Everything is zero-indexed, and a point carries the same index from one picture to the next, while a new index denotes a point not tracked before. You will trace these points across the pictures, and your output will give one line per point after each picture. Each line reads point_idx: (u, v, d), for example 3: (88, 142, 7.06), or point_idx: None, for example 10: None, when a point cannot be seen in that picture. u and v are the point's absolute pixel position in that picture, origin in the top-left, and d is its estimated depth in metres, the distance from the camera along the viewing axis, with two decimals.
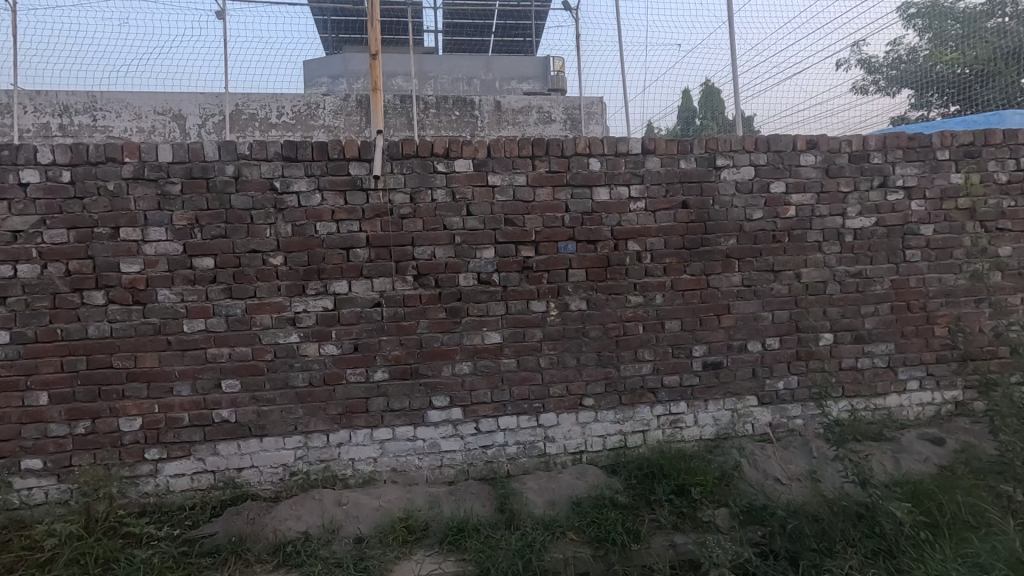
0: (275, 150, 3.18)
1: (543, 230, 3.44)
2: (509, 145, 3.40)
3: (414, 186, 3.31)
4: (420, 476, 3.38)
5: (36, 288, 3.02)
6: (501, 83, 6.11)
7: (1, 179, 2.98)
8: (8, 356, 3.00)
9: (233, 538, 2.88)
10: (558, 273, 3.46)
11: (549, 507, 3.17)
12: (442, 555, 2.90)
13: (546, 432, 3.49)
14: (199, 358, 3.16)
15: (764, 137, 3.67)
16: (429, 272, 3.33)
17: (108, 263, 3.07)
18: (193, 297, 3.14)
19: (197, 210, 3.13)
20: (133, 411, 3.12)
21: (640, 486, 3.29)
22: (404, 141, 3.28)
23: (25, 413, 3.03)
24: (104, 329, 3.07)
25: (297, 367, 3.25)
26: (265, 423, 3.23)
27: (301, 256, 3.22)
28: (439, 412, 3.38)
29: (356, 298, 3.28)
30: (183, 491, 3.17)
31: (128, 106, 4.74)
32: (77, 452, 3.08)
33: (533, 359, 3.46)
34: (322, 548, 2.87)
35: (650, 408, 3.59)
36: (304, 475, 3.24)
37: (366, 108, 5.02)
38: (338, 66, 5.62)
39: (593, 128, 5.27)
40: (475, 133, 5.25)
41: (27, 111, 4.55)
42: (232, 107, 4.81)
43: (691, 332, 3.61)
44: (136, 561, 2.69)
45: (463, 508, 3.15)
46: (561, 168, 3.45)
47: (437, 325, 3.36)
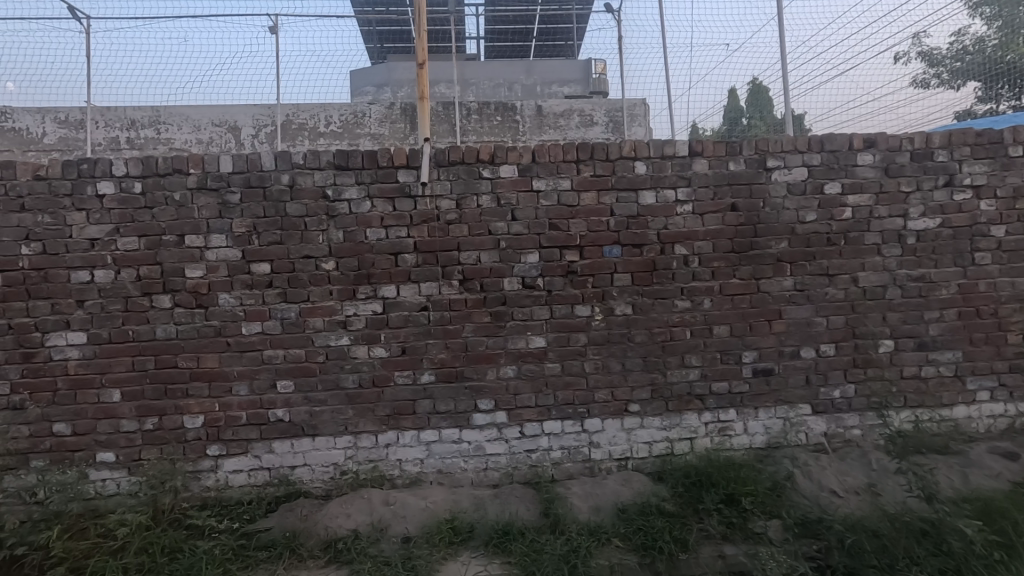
0: (328, 159, 3.30)
1: (588, 234, 3.43)
2: (554, 149, 3.40)
3: (459, 192, 3.37)
4: (465, 478, 3.42)
5: (110, 292, 3.23)
6: (542, 87, 6.15)
7: (80, 191, 3.20)
8: (85, 356, 3.22)
9: (287, 534, 2.99)
10: (603, 277, 3.44)
11: (594, 512, 3.15)
12: (488, 557, 2.91)
13: (591, 437, 3.47)
14: (257, 359, 3.30)
15: (818, 136, 3.55)
16: (475, 276, 3.38)
17: (174, 269, 3.25)
18: (251, 301, 3.29)
19: (255, 217, 3.28)
20: (196, 409, 3.28)
21: (687, 494, 3.22)
22: (451, 148, 3.34)
23: (100, 409, 3.24)
24: (170, 330, 3.25)
25: (347, 369, 3.34)
26: (317, 422, 3.34)
27: (352, 261, 3.32)
28: (484, 415, 3.41)
29: (403, 302, 3.35)
30: (241, 486, 3.31)
31: (188, 119, 5.03)
32: (146, 447, 3.27)
33: (578, 364, 3.45)
34: (371, 546, 2.93)
35: (698, 415, 3.52)
36: (353, 474, 3.34)
37: (411, 116, 5.20)
38: (383, 76, 5.75)
39: (634, 130, 5.23)
40: (517, 137, 5.30)
41: (99, 126, 4.92)
42: (283, 118, 5.02)
43: (740, 338, 3.52)
44: (199, 552, 2.83)
45: (508, 512, 3.16)
46: (606, 172, 3.44)
47: (482, 329, 3.39)
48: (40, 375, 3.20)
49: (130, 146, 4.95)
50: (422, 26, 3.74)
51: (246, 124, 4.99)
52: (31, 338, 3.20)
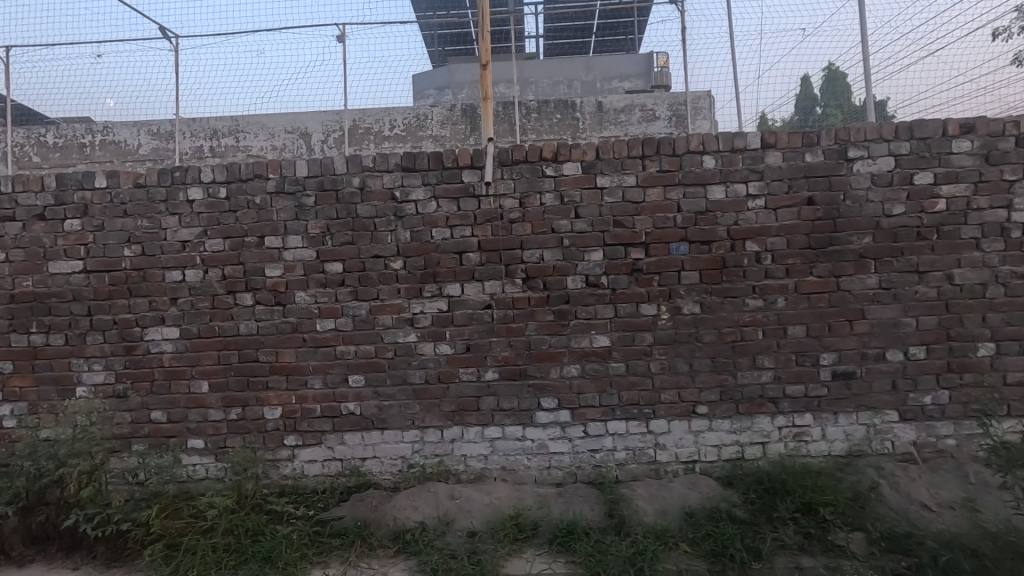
0: (395, 162, 3.41)
1: (654, 231, 3.35)
2: (619, 145, 3.36)
3: (523, 190, 3.39)
4: (529, 475, 3.43)
5: (199, 290, 3.47)
6: (602, 83, 6.04)
7: (174, 197, 3.47)
8: (178, 349, 3.48)
9: (359, 523, 3.10)
10: (670, 276, 3.36)
11: (660, 515, 3.07)
12: (552, 556, 2.91)
13: (657, 439, 3.40)
14: (330, 355, 3.46)
15: (906, 123, 3.31)
16: (538, 275, 3.38)
17: (255, 269, 3.45)
18: (325, 299, 3.44)
19: (328, 219, 3.43)
20: (275, 401, 3.48)
21: (760, 501, 3.08)
22: (514, 147, 3.37)
23: (190, 399, 3.49)
24: (252, 327, 3.46)
25: (414, 365, 3.44)
26: (386, 416, 3.45)
27: (418, 261, 3.41)
28: (548, 413, 3.41)
29: (468, 300, 3.41)
30: (316, 476, 3.47)
31: (264, 127, 5.30)
32: (231, 435, 3.50)
33: (643, 364, 3.38)
34: (437, 539, 2.99)
35: (771, 419, 3.37)
36: (420, 467, 3.42)
37: (471, 117, 5.24)
38: (444, 78, 5.83)
39: (700, 123, 5.04)
40: (577, 135, 5.23)
41: (186, 136, 5.29)
42: (350, 122, 5.19)
43: (818, 339, 3.34)
44: (279, 536, 2.98)
45: (572, 511, 3.14)
46: (672, 167, 3.35)
47: (545, 327, 3.40)
48: (140, 366, 3.49)
49: (212, 154, 5.29)
50: (485, 27, 3.78)
51: (316, 131, 5.20)
52: (132, 332, 3.49)
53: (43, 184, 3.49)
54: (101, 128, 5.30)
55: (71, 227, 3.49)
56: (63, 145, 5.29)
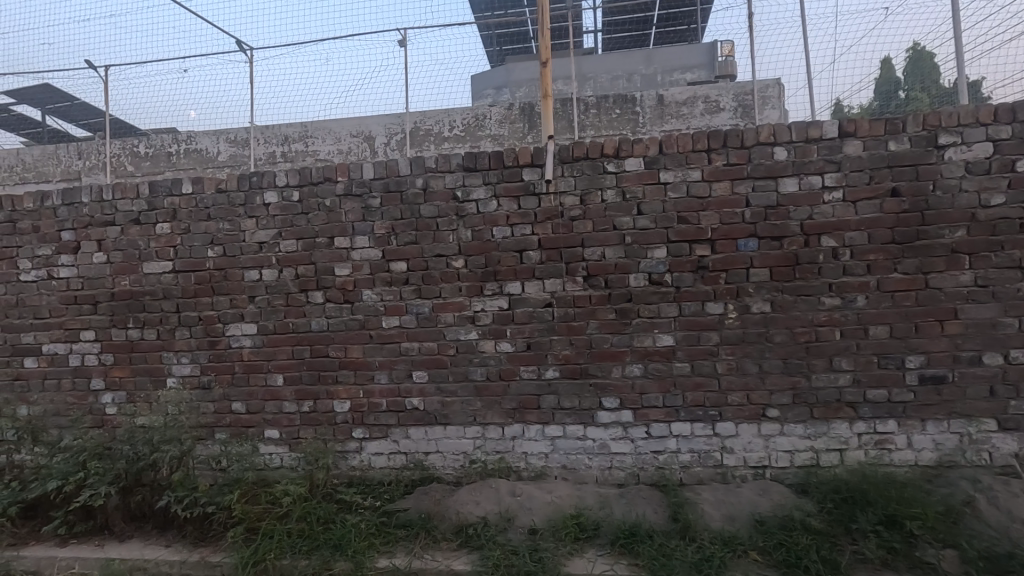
0: (457, 162, 3.46)
1: (720, 227, 3.24)
2: (683, 139, 3.27)
3: (584, 187, 3.36)
4: (590, 475, 3.41)
5: (274, 289, 3.66)
6: (662, 76, 5.84)
7: (252, 201, 3.68)
8: (256, 344, 3.69)
9: (423, 515, 3.17)
10: (738, 273, 3.23)
11: (728, 522, 2.96)
12: (614, 557, 2.86)
13: (724, 442, 3.28)
14: (395, 351, 3.56)
15: (1007, 105, 3.03)
16: (599, 273, 3.34)
17: (326, 268, 3.61)
18: (390, 297, 3.55)
19: (393, 219, 3.54)
20: (344, 395, 3.62)
21: (837, 511, 2.91)
22: (575, 144, 3.35)
23: (266, 391, 3.70)
24: (323, 324, 3.62)
25: (476, 363, 3.48)
26: (448, 412, 3.52)
27: (479, 259, 3.45)
28: (609, 413, 3.37)
29: (528, 298, 3.41)
30: (382, 468, 3.60)
31: (330, 132, 5.52)
32: (303, 426, 3.67)
33: (708, 365, 3.28)
34: (499, 534, 3.00)
35: (849, 425, 3.18)
36: (482, 463, 3.47)
37: (529, 115, 5.23)
38: (502, 78, 5.87)
39: (768, 113, 4.82)
40: (636, 130, 5.11)
41: (260, 143, 5.59)
42: (412, 125, 5.32)
43: (903, 340, 3.11)
44: (348, 525, 3.09)
45: (635, 512, 3.08)
46: (740, 160, 3.23)
47: (607, 326, 3.35)
48: (222, 360, 3.73)
49: (284, 159, 5.57)
50: (545, 25, 3.77)
51: (379, 134, 5.37)
52: (215, 328, 3.73)
53: (138, 192, 3.80)
54: (186, 138, 5.70)
55: (162, 230, 3.78)
56: (153, 155, 5.74)
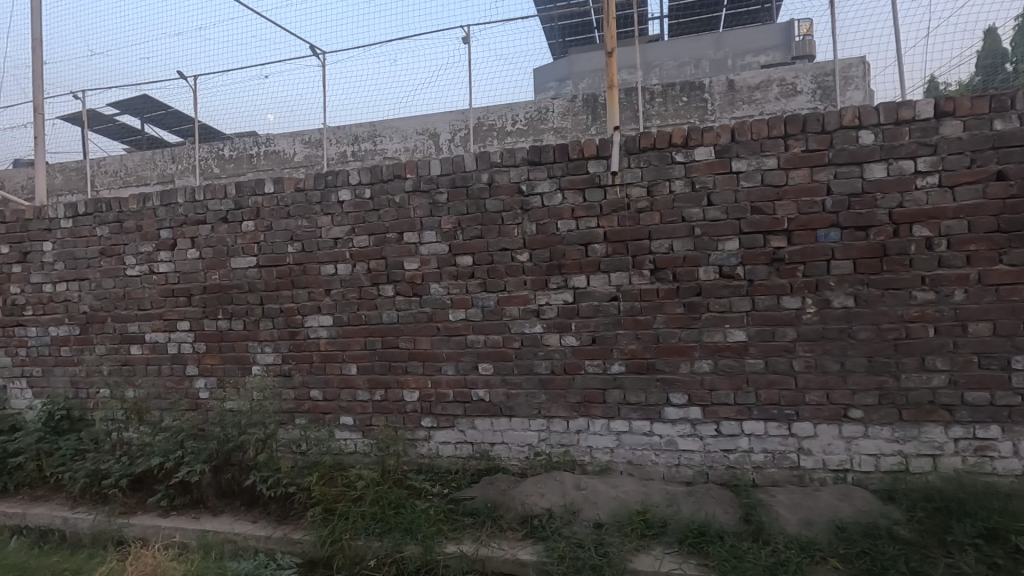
0: (522, 156, 3.49)
1: (798, 217, 3.08)
2: (758, 125, 3.13)
3: (651, 178, 3.29)
4: (656, 472, 3.35)
5: (348, 282, 3.84)
6: (734, 59, 5.57)
7: (328, 199, 3.86)
8: (331, 335, 3.89)
9: (489, 504, 3.23)
10: (817, 266, 3.06)
11: (805, 526, 2.82)
12: (682, 556, 2.79)
13: (800, 443, 3.13)
14: (461, 343, 3.64)
15: None
16: (667, 266, 3.27)
17: (395, 263, 3.74)
18: (456, 291, 3.63)
19: (459, 214, 3.61)
20: (413, 384, 3.74)
21: (930, 521, 2.71)
22: (642, 134, 3.28)
23: (341, 379, 3.88)
24: (393, 316, 3.76)
25: (540, 356, 3.50)
26: (513, 404, 3.56)
27: (544, 253, 3.46)
28: (677, 410, 3.29)
29: (594, 292, 3.39)
30: (449, 457, 3.69)
31: (398, 130, 5.69)
32: (375, 414, 3.83)
33: (784, 362, 3.13)
34: (564, 527, 3.01)
35: (943, 429, 2.94)
36: (547, 456, 3.49)
37: (593, 106, 5.16)
38: (565, 70, 5.85)
39: (850, 95, 4.52)
40: (705, 117, 4.93)
41: (332, 143, 5.85)
42: (475, 121, 5.39)
43: (1008, 338, 2.85)
44: (418, 510, 3.19)
45: (704, 511, 3.00)
46: (820, 146, 3.05)
47: (674, 321, 3.27)
48: (302, 349, 3.95)
49: (354, 158, 5.81)
50: (610, 13, 3.70)
51: (444, 131, 5.48)
52: (295, 320, 3.96)
53: (226, 192, 4.08)
54: (266, 140, 6.05)
55: (247, 228, 4.05)
56: (237, 157, 6.14)
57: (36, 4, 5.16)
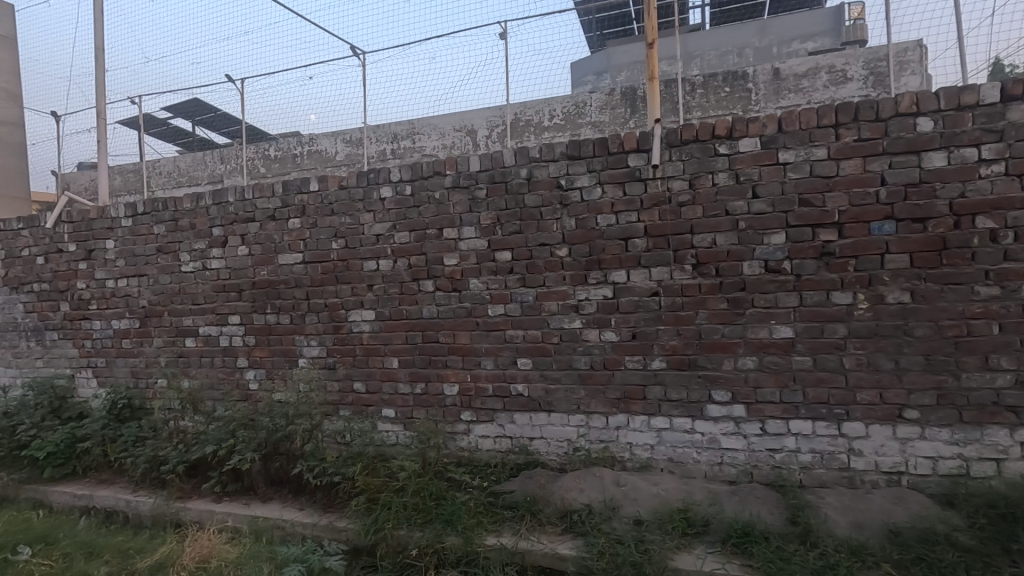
0: (561, 150, 3.47)
1: (850, 209, 2.96)
2: (806, 115, 3.02)
3: (693, 171, 3.22)
4: (698, 470, 3.29)
5: (390, 278, 3.91)
6: (779, 47, 5.42)
7: (370, 196, 3.95)
8: (374, 329, 3.98)
9: (528, 498, 3.25)
10: (870, 259, 2.94)
11: (856, 530, 2.73)
12: (725, 556, 2.74)
13: (851, 444, 3.02)
14: (500, 338, 3.66)
15: None
16: (709, 260, 3.20)
17: (435, 258, 3.79)
18: (495, 286, 3.65)
19: (498, 210, 3.62)
20: (452, 378, 3.79)
21: (992, 528, 2.58)
22: (683, 126, 3.22)
23: (383, 373, 3.97)
24: (433, 311, 3.81)
25: (580, 351, 3.49)
26: (552, 399, 3.56)
27: (583, 248, 3.44)
28: (719, 407, 3.23)
29: (634, 287, 3.35)
30: (489, 450, 3.73)
31: (436, 128, 5.76)
32: (416, 407, 3.90)
33: (834, 359, 3.02)
34: (604, 523, 2.99)
35: (1007, 432, 2.79)
36: (586, 451, 3.48)
37: (631, 99, 5.09)
38: (602, 64, 5.82)
39: (905, 80, 4.31)
40: (748, 108, 4.79)
41: (373, 142, 5.97)
42: (512, 117, 5.39)
43: None
44: (458, 502, 3.24)
45: (748, 511, 2.93)
46: (874, 135, 2.92)
47: (717, 317, 3.20)
48: (345, 343, 4.06)
49: (394, 156, 5.91)
50: (650, 4, 3.64)
51: (481, 127, 5.51)
52: (338, 314, 4.07)
53: (273, 191, 4.22)
54: (309, 140, 6.23)
55: (293, 225, 4.18)
56: (283, 157, 6.33)
57: (98, 15, 5.45)
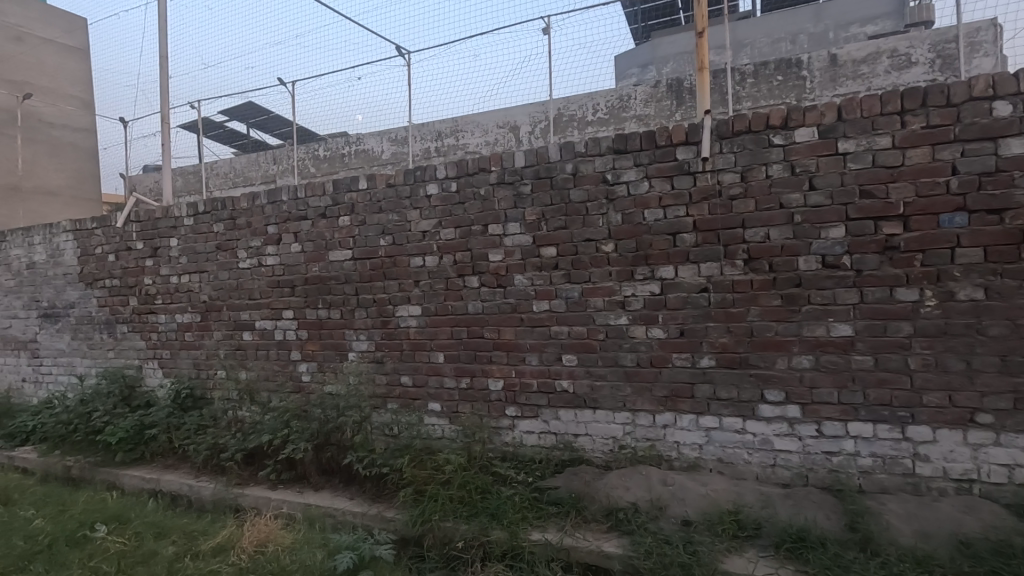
0: (607, 145, 3.43)
1: (916, 200, 2.80)
2: (869, 102, 2.88)
3: (745, 163, 3.12)
4: (749, 471, 3.19)
5: (436, 274, 3.97)
6: (836, 33, 5.28)
7: (416, 194, 4.01)
8: (420, 325, 4.04)
9: (573, 495, 3.24)
10: (939, 254, 2.77)
11: (922, 539, 2.59)
12: (778, 561, 2.65)
13: (917, 448, 2.86)
14: (545, 334, 3.66)
15: None
16: (762, 255, 3.09)
17: (481, 254, 3.81)
18: (540, 282, 3.65)
19: (543, 205, 3.62)
20: (497, 374, 3.82)
21: None
22: (735, 117, 3.12)
23: (429, 367, 4.04)
24: (478, 307, 3.84)
25: (626, 348, 3.45)
26: (597, 396, 3.53)
27: (629, 243, 3.39)
28: (772, 407, 3.12)
29: (682, 283, 3.28)
30: (533, 446, 3.73)
31: (479, 125, 5.80)
32: (461, 402, 3.95)
33: (898, 359, 2.87)
34: (651, 522, 2.95)
35: None
36: (632, 449, 3.43)
37: (677, 91, 4.99)
38: (647, 56, 5.78)
39: (977, 63, 4.05)
40: (802, 96, 4.60)
41: (418, 140, 6.07)
42: (555, 112, 5.37)
43: None
44: (503, 496, 3.26)
45: (803, 516, 2.82)
46: (944, 121, 2.75)
47: (771, 314, 3.09)
48: (393, 338, 4.15)
49: (438, 154, 5.98)
50: None
51: (524, 123, 5.50)
52: (386, 310, 4.16)
53: (324, 190, 4.35)
54: (356, 140, 6.37)
55: (343, 223, 4.29)
56: (332, 156, 6.53)
57: (162, 24, 5.74)
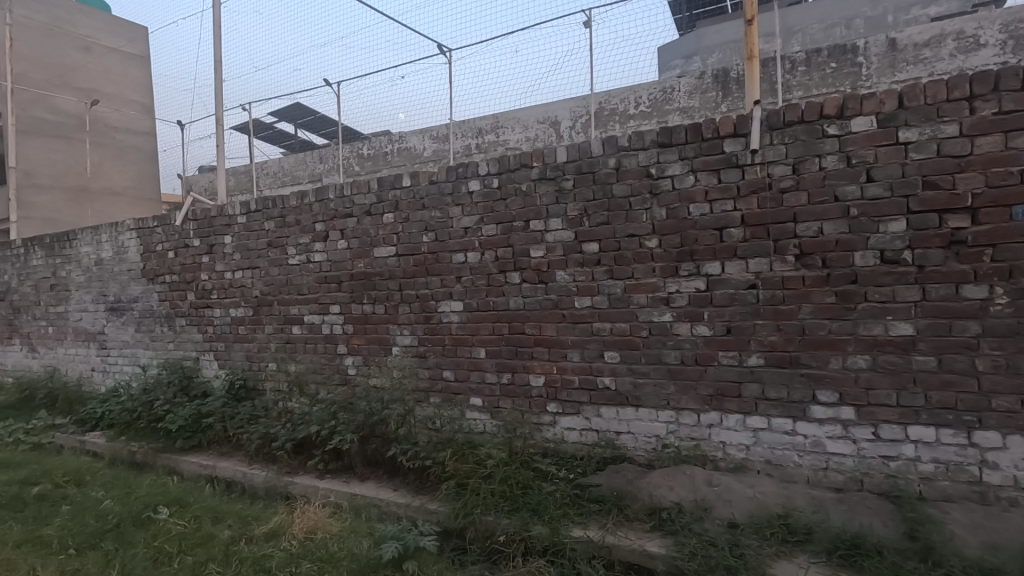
0: (651, 138, 3.37)
1: (986, 191, 2.63)
2: (933, 87, 2.72)
3: (797, 155, 3.01)
4: (800, 474, 3.08)
5: (477, 270, 4.00)
6: (894, 16, 5.12)
7: (459, 190, 4.04)
8: (462, 320, 4.08)
9: (615, 493, 3.21)
10: (1012, 249, 2.60)
11: (989, 551, 2.45)
12: (831, 568, 2.55)
13: (984, 455, 2.70)
14: (587, 331, 3.63)
15: None
16: (815, 251, 2.97)
17: (522, 250, 3.81)
18: (582, 278, 3.62)
19: (585, 201, 3.59)
20: (538, 369, 3.82)
21: None
22: (787, 107, 3.01)
23: (470, 362, 4.07)
24: (519, 303, 3.85)
25: (670, 345, 3.38)
26: (640, 394, 3.49)
27: (674, 239, 3.32)
28: (825, 409, 3.00)
29: (729, 279, 3.19)
30: (574, 443, 3.72)
31: (519, 121, 5.80)
32: (502, 397, 3.97)
33: (964, 361, 2.71)
34: (695, 523, 2.89)
35: None
36: (675, 449, 3.37)
37: (723, 81, 4.85)
38: (691, 46, 5.63)
39: None
40: (858, 84, 4.39)
41: (458, 137, 6.12)
42: (596, 106, 5.31)
43: None
44: (544, 492, 3.26)
45: (857, 522, 2.71)
46: (1018, 106, 2.58)
47: (824, 311, 2.97)
48: (435, 333, 4.21)
49: (478, 151, 6.02)
50: None
51: (565, 118, 5.46)
52: (429, 305, 4.22)
53: (369, 188, 4.45)
54: (398, 138, 6.48)
55: (387, 219, 4.38)
56: (375, 155, 6.67)
57: (217, 30, 5.99)
